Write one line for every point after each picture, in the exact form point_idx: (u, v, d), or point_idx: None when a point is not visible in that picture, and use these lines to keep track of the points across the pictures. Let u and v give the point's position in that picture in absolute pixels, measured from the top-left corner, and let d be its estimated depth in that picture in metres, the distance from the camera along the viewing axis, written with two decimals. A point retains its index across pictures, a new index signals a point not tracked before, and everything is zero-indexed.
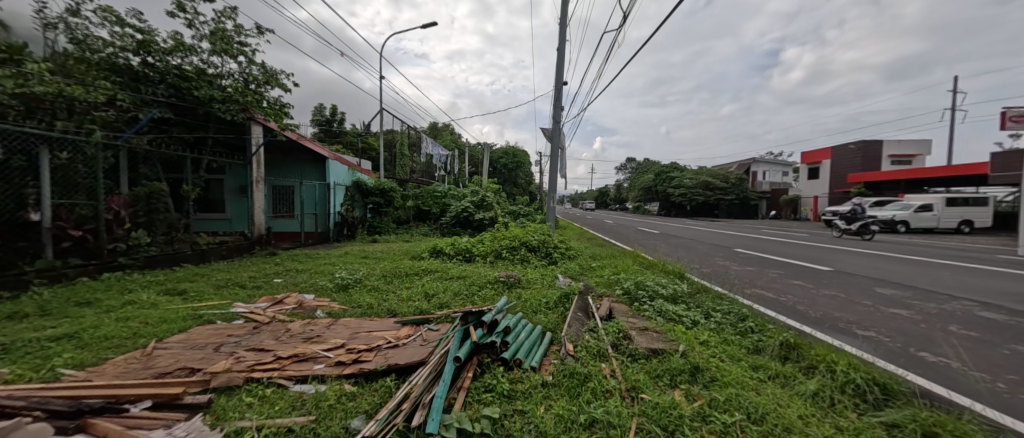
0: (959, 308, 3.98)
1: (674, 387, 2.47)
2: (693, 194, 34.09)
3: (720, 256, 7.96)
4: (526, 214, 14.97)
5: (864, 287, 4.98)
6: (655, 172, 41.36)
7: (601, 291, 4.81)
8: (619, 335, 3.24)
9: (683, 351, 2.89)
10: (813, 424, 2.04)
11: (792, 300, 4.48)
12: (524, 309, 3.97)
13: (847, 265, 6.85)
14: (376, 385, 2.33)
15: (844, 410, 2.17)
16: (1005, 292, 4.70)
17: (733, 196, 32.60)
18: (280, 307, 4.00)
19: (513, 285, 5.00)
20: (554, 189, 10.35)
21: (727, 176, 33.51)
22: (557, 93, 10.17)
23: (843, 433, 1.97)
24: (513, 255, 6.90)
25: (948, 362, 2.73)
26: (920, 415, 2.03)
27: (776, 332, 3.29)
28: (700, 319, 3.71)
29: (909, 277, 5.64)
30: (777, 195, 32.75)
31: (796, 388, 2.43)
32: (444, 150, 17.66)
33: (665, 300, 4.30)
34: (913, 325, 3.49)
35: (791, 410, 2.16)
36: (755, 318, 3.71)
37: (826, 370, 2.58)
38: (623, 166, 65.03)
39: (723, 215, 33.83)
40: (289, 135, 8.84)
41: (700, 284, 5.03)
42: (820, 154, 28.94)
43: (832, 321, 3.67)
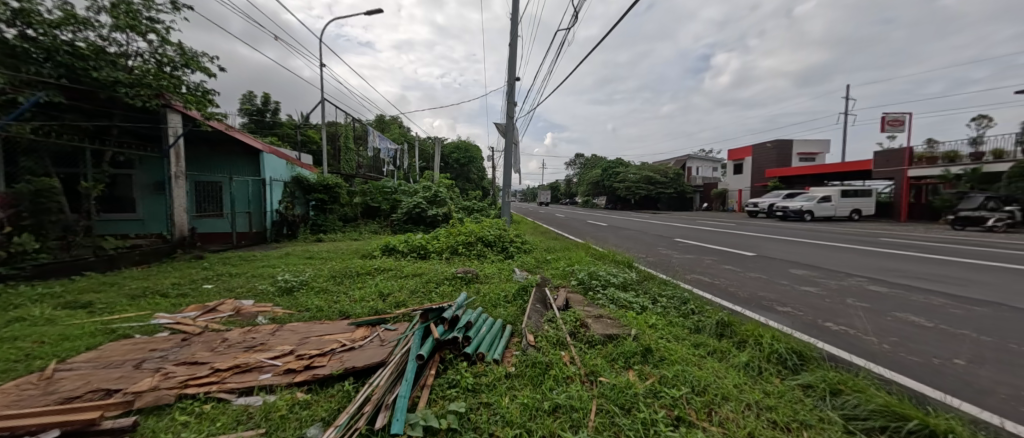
0: (855, 283, 4.72)
1: (629, 368, 2.65)
2: (636, 189, 36.25)
3: (663, 246, 8.59)
4: (480, 209, 14.88)
5: (783, 269, 5.68)
6: (602, 167, 43.21)
7: (558, 282, 4.97)
8: (576, 324, 3.39)
9: (635, 334, 3.10)
10: (746, 391, 2.32)
11: (725, 283, 4.99)
12: (484, 303, 3.97)
13: (769, 250, 7.72)
14: (333, 390, 2.21)
15: (769, 377, 2.48)
16: (887, 269, 5.63)
17: (671, 190, 35.47)
18: (214, 316, 3.61)
19: (472, 280, 4.98)
20: (509, 183, 10.41)
21: (666, 171, 36.10)
22: (510, 88, 10.22)
23: (769, 396, 2.26)
24: (470, 251, 6.86)
25: (848, 329, 3.23)
26: (828, 375, 2.39)
27: (713, 312, 3.65)
28: (648, 304, 3.99)
29: (817, 259, 6.52)
30: (709, 188, 35.87)
31: (731, 360, 2.72)
32: (391, 144, 16.89)
33: (617, 288, 4.57)
34: (821, 299, 4.07)
35: (727, 380, 2.42)
36: (695, 301, 4.06)
37: (755, 343, 2.92)
38: (572, 163, 67.07)
39: (664, 208, 36.96)
40: (216, 125, 7.95)
41: (646, 272, 5.39)
42: (744, 152, 32.21)
43: (758, 300, 4.15)
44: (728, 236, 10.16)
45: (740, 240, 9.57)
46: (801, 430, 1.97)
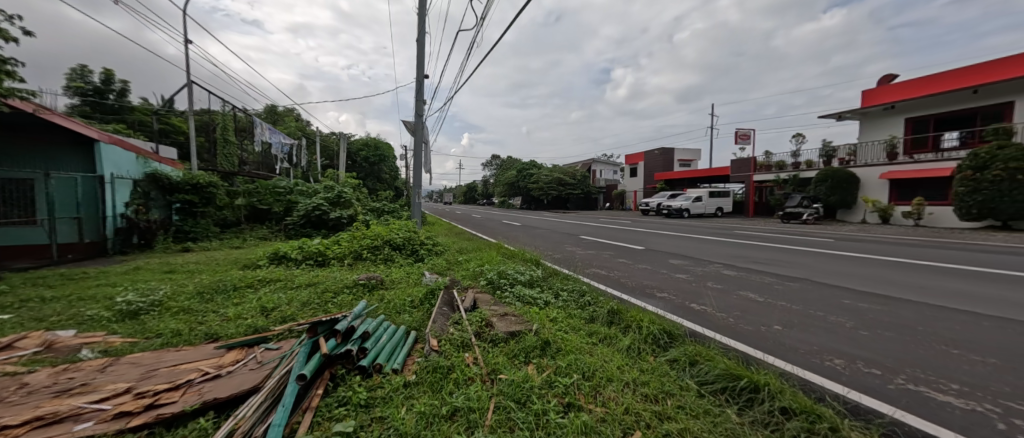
0: (715, 269, 5.70)
1: (528, 362, 2.77)
2: (549, 189, 38.47)
3: (569, 243, 9.21)
4: (391, 210, 14.11)
5: (664, 260, 6.57)
6: (517, 169, 44.69)
7: (467, 283, 4.97)
8: (481, 323, 3.42)
9: (536, 328, 3.26)
10: (626, 370, 2.61)
11: (618, 274, 5.57)
12: (387, 311, 3.75)
13: (655, 243, 8.87)
14: (184, 432, 1.85)
15: (646, 356, 2.83)
16: (737, 256, 6.94)
17: (579, 191, 38.51)
18: (8, 355, 2.73)
19: (376, 288, 4.67)
20: (420, 184, 10.09)
21: (575, 173, 39.01)
22: (419, 85, 9.89)
23: (643, 373, 2.58)
24: (376, 255, 6.46)
25: (706, 308, 3.87)
26: (689, 349, 2.83)
27: (605, 302, 4.03)
28: (551, 299, 4.23)
29: (690, 250, 7.71)
30: (611, 189, 39.82)
31: (617, 344, 3.04)
32: (286, 138, 14.98)
33: (523, 285, 4.75)
34: (690, 284, 4.82)
35: (612, 363, 2.70)
36: (591, 293, 4.44)
37: (637, 327, 3.31)
38: (489, 163, 68.06)
39: (573, 207, 39.88)
40: (18, 106, 6.14)
41: (551, 268, 5.71)
42: (638, 157, 36.50)
43: (643, 288, 4.73)
44: (623, 232, 11.39)
45: (633, 235, 10.81)
46: (666, 399, 2.29)
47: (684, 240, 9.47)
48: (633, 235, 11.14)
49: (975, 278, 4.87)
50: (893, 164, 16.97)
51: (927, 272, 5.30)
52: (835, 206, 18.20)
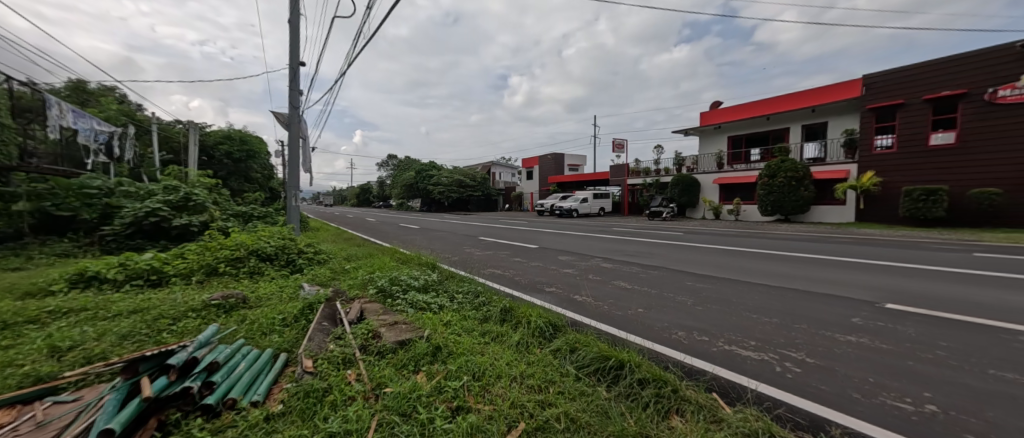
0: (597, 262, 6.40)
1: (418, 371, 2.66)
2: (449, 191, 38.22)
3: (468, 245, 9.26)
4: (263, 215, 12.13)
5: (555, 256, 7.11)
6: (416, 169, 43.20)
7: (354, 293, 4.55)
8: (368, 335, 3.17)
9: (427, 335, 3.17)
10: (515, 366, 2.73)
11: (513, 272, 5.81)
12: (249, 333, 3.19)
13: (547, 241, 9.52)
14: None
15: (533, 349, 3.00)
16: (615, 250, 7.90)
17: (480, 193, 39.27)
18: None
19: (235, 308, 3.93)
20: (297, 184, 8.92)
21: (475, 175, 39.62)
22: (293, 73, 8.74)
23: (530, 366, 2.73)
24: (238, 269, 5.46)
25: (587, 298, 4.30)
26: (571, 338, 3.10)
27: (499, 300, 4.16)
28: (446, 302, 4.17)
29: (577, 246, 8.50)
30: (510, 191, 41.63)
31: (507, 341, 3.16)
32: (104, 124, 11.51)
33: (417, 291, 4.58)
34: (575, 277, 5.30)
35: (502, 360, 2.78)
36: (486, 293, 4.53)
37: (526, 322, 3.49)
38: (386, 163, 64.25)
39: (475, 209, 40.48)
40: None
41: (447, 271, 5.63)
42: (534, 161, 38.95)
43: (535, 284, 5.02)
44: (520, 232, 11.97)
45: (528, 234, 11.45)
46: (547, 386, 2.47)
47: (572, 237, 10.41)
48: (528, 234, 11.79)
49: (772, 260, 6.47)
50: (722, 172, 21.63)
51: (743, 257, 6.84)
52: (683, 206, 22.53)
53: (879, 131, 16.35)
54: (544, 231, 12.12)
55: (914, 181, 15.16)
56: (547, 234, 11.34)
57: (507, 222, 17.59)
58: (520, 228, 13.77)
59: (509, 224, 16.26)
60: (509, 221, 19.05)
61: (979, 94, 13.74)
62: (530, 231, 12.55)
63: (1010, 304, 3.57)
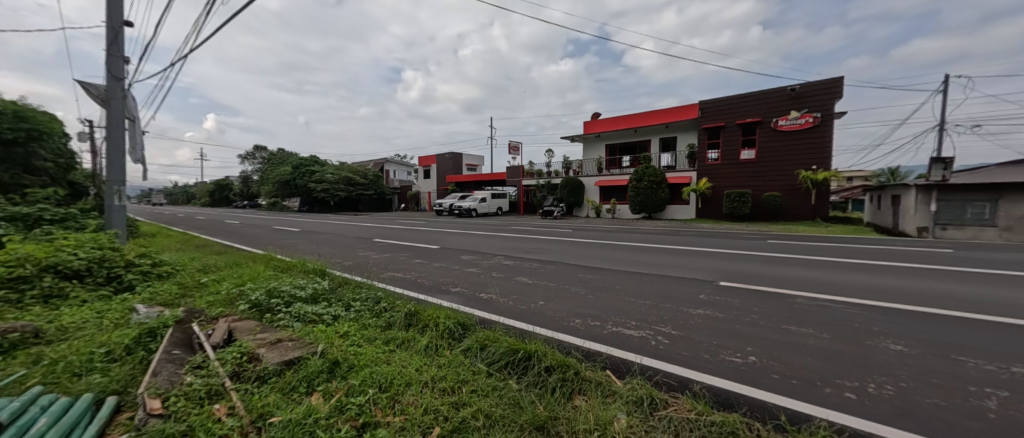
0: (500, 260, 6.60)
1: (312, 392, 2.34)
2: (335, 190, 34.42)
3: (361, 248, 8.49)
4: (60, 219, 8.89)
5: (457, 256, 7.06)
6: (293, 164, 37.63)
7: (218, 311, 3.72)
8: (242, 359, 2.64)
9: (321, 350, 2.81)
10: (425, 371, 2.62)
11: (415, 275, 5.56)
12: (49, 377, 2.32)
13: (448, 241, 9.40)
14: None
15: (442, 351, 2.95)
16: (515, 248, 8.26)
17: (371, 191, 36.52)
18: None
19: (21, 345, 2.81)
20: (121, 177, 6.93)
21: (366, 173, 36.69)
22: (113, 32, 6.71)
23: (441, 369, 2.67)
24: (21, 291, 3.89)
25: (492, 295, 4.41)
26: (481, 335, 3.14)
27: (403, 305, 3.94)
28: (341, 312, 3.76)
29: (479, 245, 8.60)
30: (405, 190, 39.76)
31: (415, 346, 3.03)
32: None
33: (304, 302, 4.00)
34: (480, 276, 5.37)
35: (411, 367, 2.66)
36: (388, 298, 4.24)
37: (434, 324, 3.40)
38: (251, 155, 54.28)
39: (366, 209, 37.45)
40: None
41: (340, 278, 5.08)
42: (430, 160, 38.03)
43: (440, 285, 4.90)
44: (419, 233, 11.52)
45: (428, 235, 11.10)
46: (461, 386, 2.45)
47: (473, 237, 10.49)
48: (428, 234, 11.43)
49: (642, 251, 7.66)
50: (601, 176, 24.64)
51: (622, 249, 7.92)
52: (571, 205, 24.92)
53: (709, 147, 20.91)
54: (444, 231, 11.91)
55: (731, 186, 19.91)
56: (447, 234, 11.19)
57: (403, 223, 16.71)
58: (419, 229, 13.23)
59: (406, 225, 15.46)
60: (405, 221, 18.14)
61: (768, 122, 18.85)
62: (430, 231, 12.18)
63: (794, 277, 4.97)
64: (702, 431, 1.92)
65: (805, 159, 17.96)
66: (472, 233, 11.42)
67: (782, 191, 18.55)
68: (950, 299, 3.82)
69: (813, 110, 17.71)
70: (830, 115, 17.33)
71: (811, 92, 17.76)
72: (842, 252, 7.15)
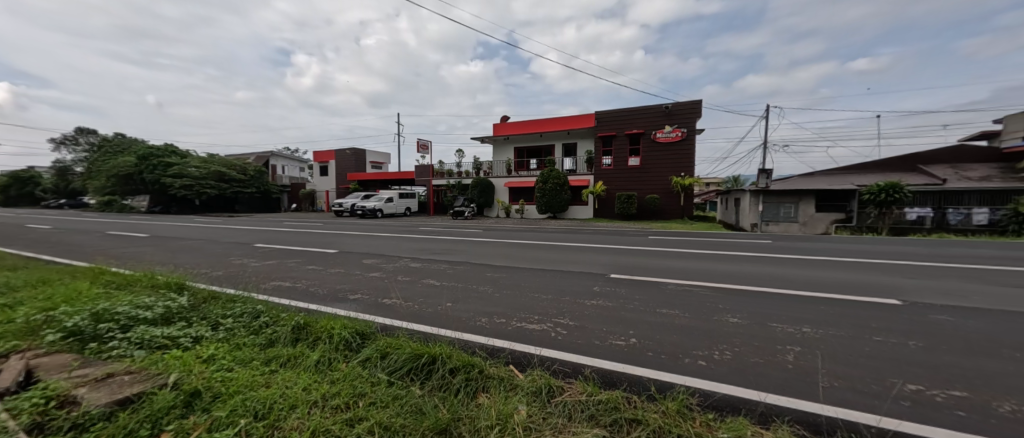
0: (405, 263, 6.32)
1: (160, 433, 1.91)
2: (202, 187, 28.65)
3: (236, 255, 7.23)
4: None
5: (358, 260, 6.54)
6: (137, 153, 30.16)
7: (8, 345, 2.78)
8: (47, 406, 2.01)
9: (173, 381, 2.31)
10: (314, 389, 2.36)
11: (306, 283, 4.95)
12: None
13: (348, 244, 8.65)
14: None
15: (337, 365, 2.69)
16: (422, 249, 8.01)
17: (252, 189, 31.48)
18: None
19: None
20: None
21: (245, 167, 31.57)
22: None
23: (334, 384, 2.44)
24: None
25: (396, 300, 4.19)
26: (382, 343, 2.96)
27: (288, 318, 3.48)
28: (206, 332, 3.16)
29: (383, 248, 8.10)
30: (296, 188, 35.28)
31: (302, 364, 2.70)
32: None
33: (150, 324, 3.23)
34: (382, 281, 5.05)
35: (296, 387, 2.36)
36: (270, 311, 3.70)
37: (326, 337, 3.08)
38: (70, 140, 41.76)
39: (245, 209, 32.11)
40: None
41: (206, 292, 4.24)
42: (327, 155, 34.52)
43: (336, 293, 4.46)
44: (312, 236, 10.33)
45: (323, 238, 10.05)
46: (356, 401, 2.27)
47: (377, 239, 9.83)
48: (323, 237, 10.33)
49: (546, 249, 8.17)
50: (510, 177, 25.49)
51: (528, 247, 8.32)
52: (481, 206, 25.22)
53: (604, 153, 23.32)
54: (343, 234, 10.91)
55: (622, 189, 22.56)
56: (347, 237, 10.28)
57: (292, 225, 14.77)
58: (312, 231, 11.85)
59: (296, 227, 13.70)
60: (295, 223, 16.09)
61: (649, 134, 21.86)
62: (325, 234, 11.02)
63: (665, 267, 5.86)
64: (591, 411, 2.13)
65: (677, 167, 21.30)
66: (376, 235, 10.71)
67: (660, 194, 21.67)
68: (768, 279, 4.96)
69: (680, 126, 21.14)
70: (693, 131, 20.91)
71: (680, 110, 21.16)
72: (700, 245, 8.71)
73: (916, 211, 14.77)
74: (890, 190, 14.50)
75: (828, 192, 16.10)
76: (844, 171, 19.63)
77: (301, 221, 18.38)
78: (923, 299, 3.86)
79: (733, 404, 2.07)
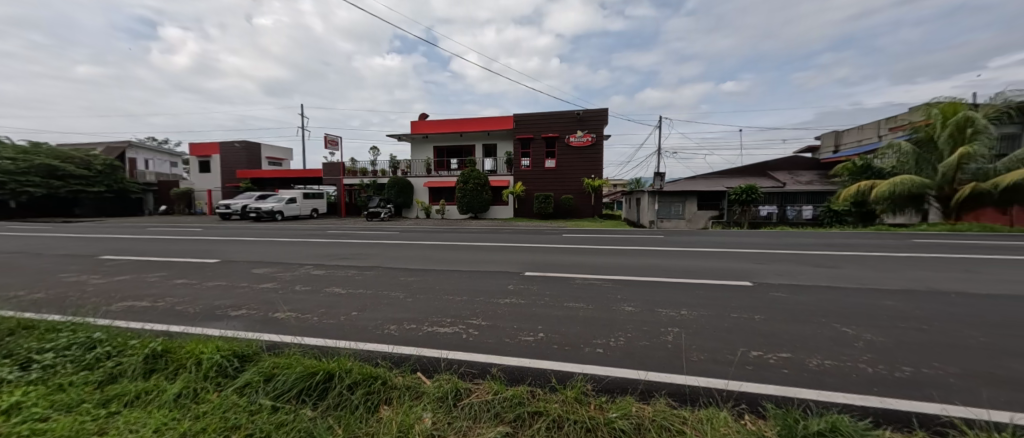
0: (305, 271, 5.68)
1: None
2: (24, 183, 22.72)
3: (67, 271, 5.68)
4: None
5: (245, 270, 5.67)
6: None
7: None
8: None
9: None
10: (170, 429, 1.96)
11: (170, 302, 4.11)
12: None
13: (233, 252, 7.45)
14: None
15: (205, 397, 2.28)
16: (327, 255, 7.30)
17: (100, 188, 25.28)
18: None
19: None
20: None
21: (90, 160, 25.24)
22: None
23: (200, 420, 2.06)
24: None
25: (290, 313, 3.73)
26: (267, 364, 2.59)
27: (140, 345, 2.84)
28: (8, 375, 2.41)
29: (278, 255, 7.16)
30: (167, 187, 29.38)
31: (156, 401, 2.23)
32: None
33: None
34: (274, 293, 4.45)
35: (144, 430, 1.93)
36: (113, 338, 2.97)
37: (193, 363, 2.59)
38: None
39: (90, 213, 25.69)
40: None
41: (12, 321, 3.24)
42: (207, 149, 29.65)
43: (211, 311, 3.79)
44: (182, 245, 8.62)
45: (198, 246, 8.47)
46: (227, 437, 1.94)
47: (270, 245, 8.63)
48: (198, 244, 8.71)
49: (464, 249, 8.12)
50: (430, 177, 24.79)
51: (445, 249, 8.16)
52: (400, 206, 24.09)
53: (523, 155, 24.07)
54: (226, 240, 9.34)
55: (540, 189, 23.59)
56: (231, 243, 8.84)
57: (157, 231, 12.18)
58: (183, 238, 9.92)
59: (161, 234, 11.31)
60: (162, 229, 13.29)
61: (564, 138, 23.21)
62: (202, 241, 9.31)
63: (574, 263, 6.27)
64: (497, 409, 2.15)
65: (589, 169, 23.02)
66: (270, 240, 9.42)
67: (574, 194, 23.19)
68: (657, 269, 5.63)
69: (591, 131, 22.91)
70: (602, 137, 22.82)
71: (591, 117, 22.90)
72: (605, 241, 9.52)
73: (766, 208, 18.35)
74: (749, 193, 17.40)
75: (707, 193, 18.98)
76: (719, 175, 23.36)
77: (173, 226, 15.28)
78: (768, 280, 4.77)
79: (622, 385, 2.28)
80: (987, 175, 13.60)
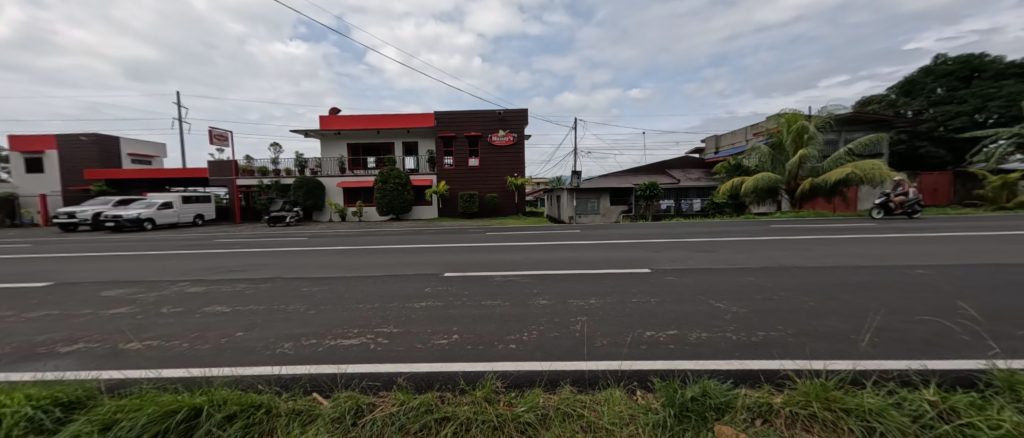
0: (176, 289, 4.75)
1: None
2: None
3: None
4: None
5: (89, 294, 4.54)
6: None
7: None
8: None
9: None
10: None
11: None
12: None
13: (71, 272, 5.91)
14: None
15: None
16: (209, 268, 6.24)
17: None
18: None
19: None
20: None
21: None
22: None
23: None
24: None
25: (152, 341, 3.08)
26: (103, 410, 2.06)
27: None
28: None
29: (139, 272, 5.89)
30: None
31: None
32: None
33: None
34: (129, 319, 3.63)
35: None
36: None
37: None
38: None
39: None
40: None
41: None
42: (39, 141, 23.90)
43: (29, 351, 2.93)
44: None
45: (16, 267, 6.54)
46: None
47: (127, 260, 7.05)
48: (14, 265, 6.70)
49: (379, 253, 7.65)
50: (344, 176, 22.94)
51: (358, 253, 7.61)
52: (310, 209, 21.89)
53: (446, 154, 23.61)
54: (62, 257, 7.38)
55: (465, 188, 23.45)
56: (69, 261, 7.02)
57: None
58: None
59: None
60: None
61: (487, 137, 23.33)
62: (22, 260, 7.21)
63: (491, 261, 6.31)
64: (401, 421, 2.01)
65: (512, 168, 23.53)
66: (129, 255, 7.71)
67: (498, 193, 23.50)
68: (569, 263, 5.94)
69: (513, 131, 23.42)
70: (523, 137, 23.50)
71: (512, 117, 23.38)
72: (522, 238, 9.82)
73: (665, 202, 20.69)
74: (650, 189, 19.39)
75: (617, 189, 20.74)
76: (627, 174, 25.71)
77: None
78: (663, 266, 5.34)
79: (530, 378, 2.32)
80: (818, 172, 17.24)
